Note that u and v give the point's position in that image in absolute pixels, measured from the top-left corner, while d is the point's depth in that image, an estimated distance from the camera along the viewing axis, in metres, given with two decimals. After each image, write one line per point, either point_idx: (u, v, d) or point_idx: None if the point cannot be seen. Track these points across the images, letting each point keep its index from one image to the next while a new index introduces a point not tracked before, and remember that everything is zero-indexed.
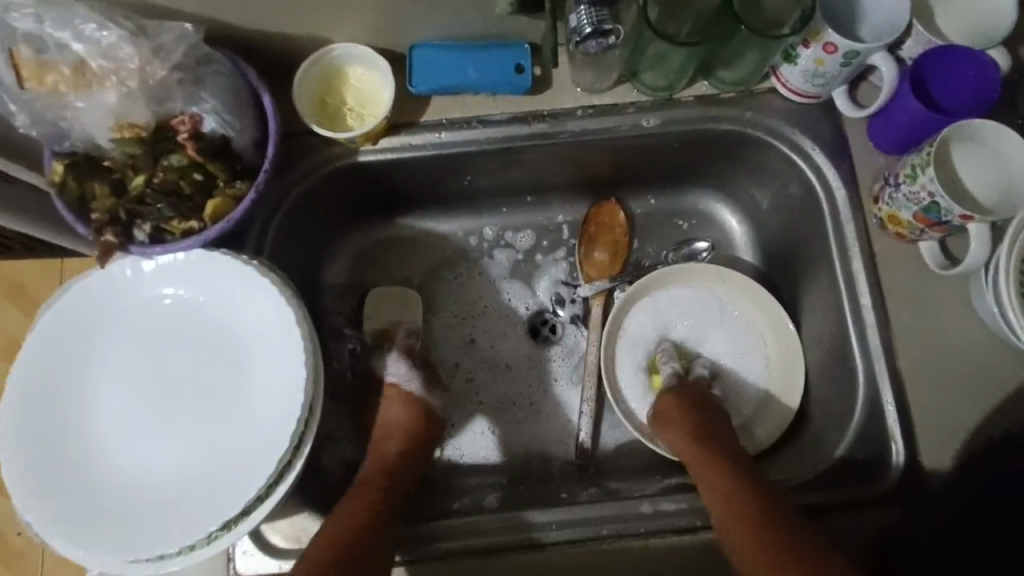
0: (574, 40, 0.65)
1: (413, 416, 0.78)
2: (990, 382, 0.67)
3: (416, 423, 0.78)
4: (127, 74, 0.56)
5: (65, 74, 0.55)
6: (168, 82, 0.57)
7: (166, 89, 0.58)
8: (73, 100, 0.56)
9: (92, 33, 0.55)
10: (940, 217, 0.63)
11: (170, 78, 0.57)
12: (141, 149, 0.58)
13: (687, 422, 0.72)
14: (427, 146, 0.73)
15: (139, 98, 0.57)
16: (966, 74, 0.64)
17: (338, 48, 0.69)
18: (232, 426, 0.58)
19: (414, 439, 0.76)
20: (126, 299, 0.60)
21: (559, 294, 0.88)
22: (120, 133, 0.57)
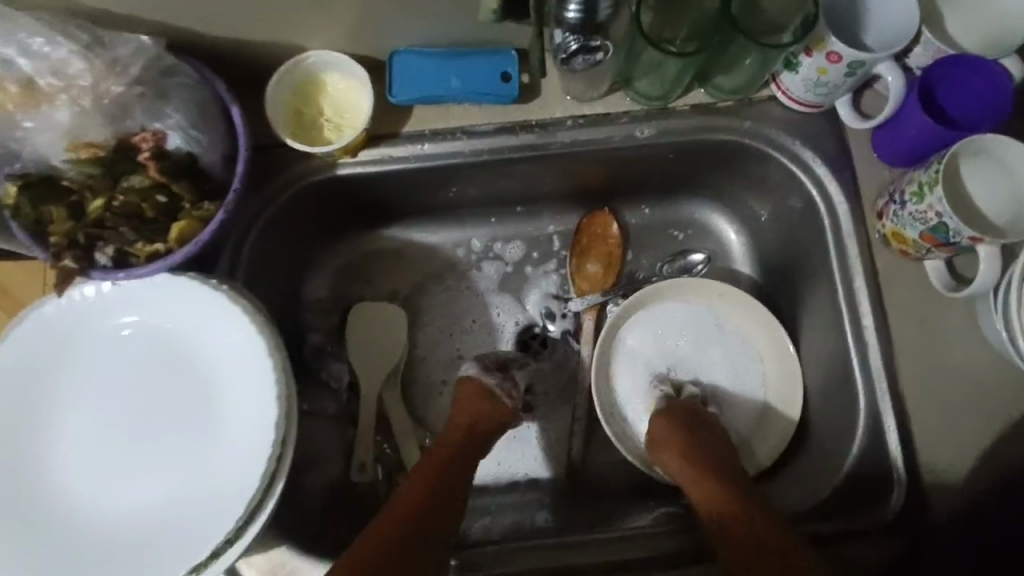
0: (560, 58, 0.61)
1: (485, 399, 0.71)
2: (998, 408, 0.64)
3: (489, 408, 0.70)
4: (79, 91, 0.52)
5: (12, 92, 0.52)
6: (126, 98, 0.54)
7: (123, 105, 0.54)
8: (22, 121, 0.53)
9: (38, 48, 0.51)
10: (948, 237, 0.59)
11: (128, 93, 0.54)
12: (99, 170, 0.55)
13: (683, 441, 0.68)
14: (409, 158, 0.69)
15: (95, 116, 0.54)
16: (976, 84, 0.60)
17: (313, 56, 0.65)
18: (200, 463, 0.55)
19: (486, 427, 0.70)
20: (87, 328, 0.57)
21: (549, 308, 0.83)
22: (75, 153, 0.54)
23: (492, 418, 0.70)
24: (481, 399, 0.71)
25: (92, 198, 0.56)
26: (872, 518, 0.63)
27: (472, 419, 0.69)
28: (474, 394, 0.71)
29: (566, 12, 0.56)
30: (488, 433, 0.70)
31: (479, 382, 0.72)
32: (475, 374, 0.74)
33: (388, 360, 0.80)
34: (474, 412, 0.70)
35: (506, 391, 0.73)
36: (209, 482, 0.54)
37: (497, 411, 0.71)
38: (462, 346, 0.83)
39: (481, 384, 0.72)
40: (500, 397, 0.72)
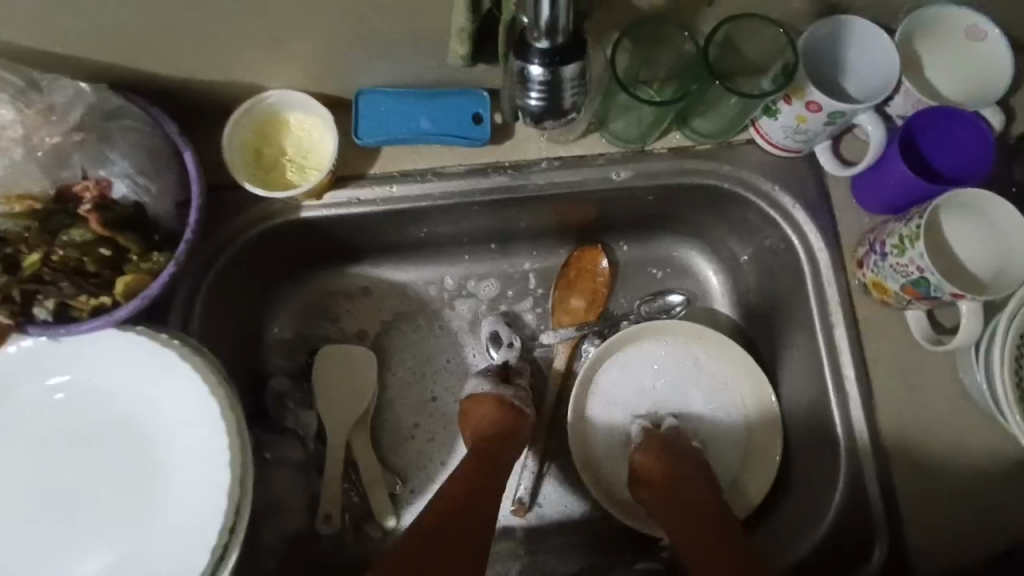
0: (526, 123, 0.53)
1: (504, 408, 0.72)
2: (981, 462, 0.62)
3: (511, 417, 0.71)
4: (9, 142, 0.50)
5: None
6: (63, 147, 0.51)
7: (62, 154, 0.51)
8: None
9: None
10: (930, 292, 0.58)
11: (64, 142, 0.51)
12: (35, 223, 0.51)
13: (668, 468, 0.67)
14: (377, 200, 0.66)
15: (32, 167, 0.50)
16: (961, 136, 0.59)
17: (273, 95, 0.62)
18: (142, 535, 0.51)
19: (511, 435, 0.70)
20: (20, 389, 0.53)
21: (496, 333, 0.80)
22: (10, 205, 0.51)
23: (516, 427, 0.71)
24: (504, 410, 0.71)
25: (26, 250, 0.52)
26: None
27: (493, 432, 0.69)
28: (496, 405, 0.72)
29: (526, 100, 0.50)
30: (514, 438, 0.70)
31: (496, 394, 0.73)
32: (488, 391, 0.73)
33: (356, 403, 0.76)
34: (499, 423, 0.70)
35: (521, 399, 0.73)
36: (153, 555, 0.51)
37: (518, 421, 0.71)
38: (436, 386, 0.80)
39: (498, 396, 0.72)
40: (522, 403, 0.73)
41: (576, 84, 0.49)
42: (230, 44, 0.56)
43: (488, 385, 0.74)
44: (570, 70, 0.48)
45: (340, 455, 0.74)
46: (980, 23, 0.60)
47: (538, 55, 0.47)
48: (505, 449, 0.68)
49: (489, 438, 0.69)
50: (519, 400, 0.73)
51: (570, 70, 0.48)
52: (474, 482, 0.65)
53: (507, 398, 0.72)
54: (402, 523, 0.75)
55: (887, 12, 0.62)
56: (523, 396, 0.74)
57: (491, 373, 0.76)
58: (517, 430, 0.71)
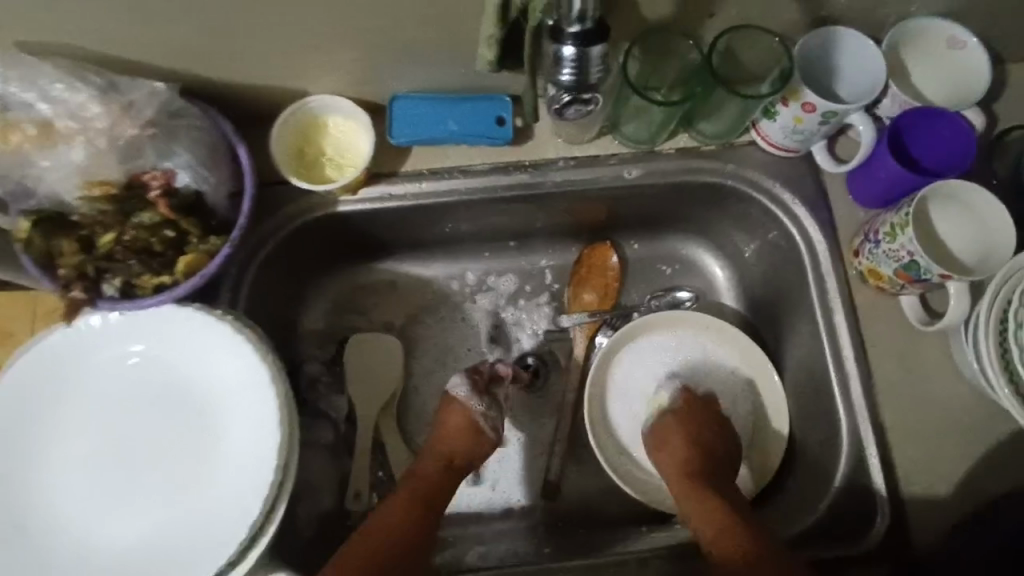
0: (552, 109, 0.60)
1: (471, 431, 0.74)
2: (974, 436, 0.66)
3: (476, 439, 0.74)
4: (95, 133, 0.55)
5: (31, 132, 0.54)
6: (140, 139, 0.56)
7: (137, 146, 0.57)
8: (39, 160, 0.55)
9: (58, 92, 0.54)
10: (920, 275, 0.63)
11: (141, 134, 0.56)
12: (111, 206, 0.57)
13: (693, 427, 0.74)
14: (407, 196, 0.72)
15: (109, 157, 0.56)
16: (942, 134, 0.65)
17: (315, 100, 0.68)
18: (199, 490, 0.56)
19: (468, 457, 0.74)
20: (90, 358, 0.59)
21: None
22: (89, 190, 0.56)
23: (476, 450, 0.74)
24: (470, 431, 0.74)
25: (100, 231, 0.58)
26: (857, 546, 0.64)
27: (453, 453, 0.73)
28: (465, 427, 0.74)
29: (558, 77, 0.55)
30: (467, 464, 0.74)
31: (471, 409, 0.75)
32: (466, 401, 0.75)
33: (383, 389, 0.82)
34: (459, 447, 0.74)
35: (489, 422, 0.75)
36: (207, 509, 0.56)
37: (480, 446, 0.75)
38: (458, 374, 0.85)
39: (469, 415, 0.75)
40: (490, 426, 0.76)
41: (601, 63, 0.55)
42: (283, 52, 0.62)
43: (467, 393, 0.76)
44: (597, 49, 0.53)
45: (369, 436, 0.79)
46: (960, 32, 0.66)
47: (571, 37, 0.53)
48: (455, 475, 0.73)
49: (447, 459, 0.73)
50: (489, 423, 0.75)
51: (596, 50, 0.53)
52: (420, 504, 0.69)
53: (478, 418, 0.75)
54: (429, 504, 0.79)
55: (876, 22, 0.68)
56: (496, 418, 0.76)
57: (472, 380, 0.77)
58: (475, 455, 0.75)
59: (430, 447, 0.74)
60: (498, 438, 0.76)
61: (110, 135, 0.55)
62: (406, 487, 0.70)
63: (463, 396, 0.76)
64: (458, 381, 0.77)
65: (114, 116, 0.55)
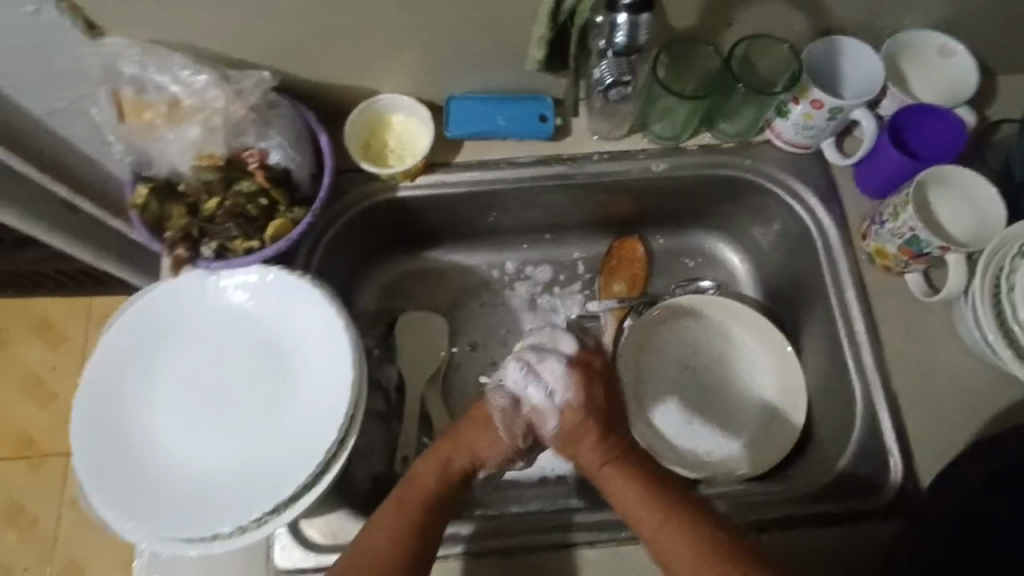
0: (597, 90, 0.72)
1: (487, 430, 0.66)
2: (981, 400, 0.72)
3: (490, 438, 0.66)
4: (213, 112, 0.67)
5: (162, 110, 0.68)
6: (245, 119, 0.67)
7: (243, 124, 0.68)
8: (164, 132, 0.68)
9: (189, 77, 0.66)
10: (922, 249, 0.70)
11: (247, 116, 0.67)
12: (217, 176, 0.69)
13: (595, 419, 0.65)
14: (460, 183, 0.81)
15: (220, 133, 0.68)
16: (937, 127, 0.73)
17: (383, 99, 0.78)
18: (280, 423, 0.64)
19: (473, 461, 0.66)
20: (186, 310, 0.67)
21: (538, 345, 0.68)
22: (200, 161, 0.68)
23: (485, 451, 0.66)
24: (488, 432, 0.66)
25: (207, 199, 0.69)
26: (873, 500, 0.68)
27: (456, 455, 0.66)
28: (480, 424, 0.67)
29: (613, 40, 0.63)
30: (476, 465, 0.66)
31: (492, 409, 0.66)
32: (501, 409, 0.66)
33: (430, 362, 0.89)
34: (471, 447, 0.66)
35: (507, 424, 0.66)
36: (285, 439, 0.63)
37: (493, 447, 0.66)
38: (497, 354, 0.92)
39: (488, 412, 0.67)
40: (507, 433, 0.66)
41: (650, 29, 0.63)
42: (361, 55, 0.73)
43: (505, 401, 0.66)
44: (645, 16, 0.62)
45: (416, 405, 0.87)
46: (949, 42, 0.75)
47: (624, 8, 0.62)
48: (458, 480, 0.65)
49: (447, 463, 0.65)
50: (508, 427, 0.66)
51: (645, 17, 0.62)
52: (417, 515, 0.61)
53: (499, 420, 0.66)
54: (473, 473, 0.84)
55: (875, 33, 0.77)
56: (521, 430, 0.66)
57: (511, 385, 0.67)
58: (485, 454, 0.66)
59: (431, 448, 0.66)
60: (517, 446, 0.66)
61: (224, 116, 0.67)
62: (401, 493, 0.63)
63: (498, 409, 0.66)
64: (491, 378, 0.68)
65: (228, 98, 0.67)
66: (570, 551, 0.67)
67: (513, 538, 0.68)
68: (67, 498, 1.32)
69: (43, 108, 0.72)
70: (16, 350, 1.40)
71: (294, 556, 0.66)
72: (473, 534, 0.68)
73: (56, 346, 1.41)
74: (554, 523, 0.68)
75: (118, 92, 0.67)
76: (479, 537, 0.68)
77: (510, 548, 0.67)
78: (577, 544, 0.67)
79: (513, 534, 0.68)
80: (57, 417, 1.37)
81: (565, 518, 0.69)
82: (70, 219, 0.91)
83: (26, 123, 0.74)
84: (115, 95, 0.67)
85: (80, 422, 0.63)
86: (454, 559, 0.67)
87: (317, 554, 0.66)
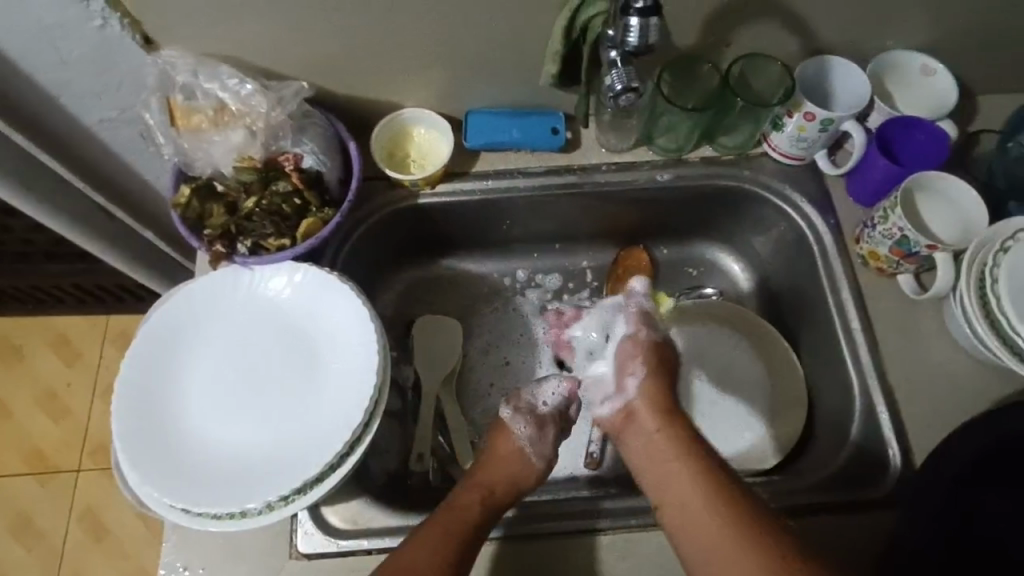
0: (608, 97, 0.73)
1: (518, 459, 0.72)
2: (973, 393, 0.75)
3: (523, 467, 0.71)
4: (256, 117, 0.73)
5: (208, 115, 0.74)
6: (282, 124, 0.74)
7: (281, 128, 0.74)
8: (211, 136, 0.74)
9: (235, 85, 0.73)
10: (911, 248, 0.75)
11: (284, 121, 0.74)
12: (255, 177, 0.75)
13: (663, 381, 0.73)
14: (477, 191, 0.86)
15: (259, 138, 0.74)
16: (919, 138, 0.79)
17: (407, 112, 0.84)
18: (308, 409, 0.68)
19: (512, 493, 0.69)
20: (224, 304, 0.72)
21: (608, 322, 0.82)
22: (241, 163, 0.74)
23: (519, 480, 0.71)
24: (521, 468, 0.71)
25: (245, 198, 0.75)
26: (876, 489, 0.70)
27: (493, 484, 0.69)
28: (503, 454, 0.72)
29: (626, 38, 0.66)
30: (512, 496, 0.69)
31: (520, 440, 0.73)
32: (520, 434, 0.74)
33: (445, 363, 0.92)
34: (504, 476, 0.70)
35: (535, 449, 0.73)
36: (312, 424, 0.67)
37: (527, 474, 0.71)
38: (511, 356, 0.95)
39: (512, 442, 0.73)
40: (538, 459, 0.73)
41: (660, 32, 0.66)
42: (387, 71, 0.79)
43: (518, 421, 0.75)
44: (655, 20, 0.65)
45: (431, 405, 0.89)
46: (929, 62, 0.82)
47: (636, 12, 0.65)
48: (496, 509, 0.67)
49: (486, 491, 0.68)
50: (535, 452, 0.73)
51: (655, 21, 0.65)
52: (458, 532, 0.63)
53: (524, 449, 0.73)
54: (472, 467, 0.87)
55: (861, 54, 0.84)
56: (549, 450, 0.74)
57: (528, 414, 0.75)
58: (519, 483, 0.70)
59: (474, 479, 0.69)
60: (550, 467, 0.74)
61: (265, 120, 0.73)
62: (440, 513, 0.64)
63: (524, 443, 0.73)
64: (507, 411, 0.76)
65: (270, 105, 0.73)
66: (587, 537, 0.69)
67: (537, 523, 0.70)
68: (76, 512, 1.29)
69: (93, 117, 0.78)
70: (33, 364, 1.40)
71: (315, 540, 0.68)
72: (510, 520, 0.70)
73: (71, 361, 1.40)
74: (579, 509, 0.71)
75: (170, 99, 0.73)
76: (513, 524, 0.70)
77: (540, 532, 0.69)
78: (600, 530, 0.69)
79: (540, 518, 0.70)
80: (71, 431, 1.35)
81: (593, 505, 0.71)
82: (107, 228, 0.97)
83: (78, 133, 0.80)
84: (167, 101, 0.73)
85: (119, 406, 0.66)
86: (491, 543, 0.69)
87: (338, 538, 0.68)
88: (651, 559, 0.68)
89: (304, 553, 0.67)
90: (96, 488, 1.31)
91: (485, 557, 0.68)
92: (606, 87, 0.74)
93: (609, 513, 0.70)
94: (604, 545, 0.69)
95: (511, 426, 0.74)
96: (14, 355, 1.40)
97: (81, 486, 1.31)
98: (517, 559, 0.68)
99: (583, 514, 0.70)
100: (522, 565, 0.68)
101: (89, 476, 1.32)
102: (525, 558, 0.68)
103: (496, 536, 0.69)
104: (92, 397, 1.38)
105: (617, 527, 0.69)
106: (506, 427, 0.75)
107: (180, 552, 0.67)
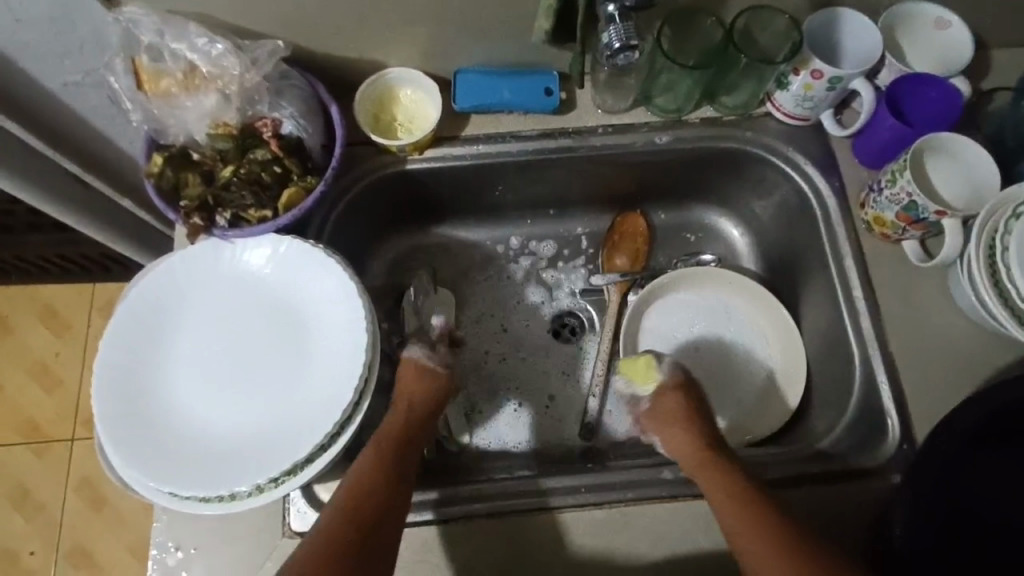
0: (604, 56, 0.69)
1: (419, 371, 0.74)
2: (974, 361, 0.74)
3: (430, 375, 0.74)
4: (230, 79, 0.69)
5: (178, 78, 0.69)
6: (258, 88, 0.70)
7: (256, 91, 0.70)
8: (183, 100, 0.70)
9: (204, 45, 0.68)
10: (919, 215, 0.72)
11: (261, 83, 0.69)
12: (231, 143, 0.71)
13: (688, 432, 0.69)
14: (465, 157, 0.82)
15: (234, 102, 0.70)
16: (931, 96, 0.76)
17: (391, 72, 0.79)
18: (296, 388, 0.66)
19: (431, 400, 0.73)
20: (206, 280, 0.69)
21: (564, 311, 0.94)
22: (215, 130, 0.71)
23: (436, 388, 0.73)
24: (426, 372, 0.74)
25: (222, 167, 0.72)
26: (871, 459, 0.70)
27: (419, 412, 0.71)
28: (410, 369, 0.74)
29: None
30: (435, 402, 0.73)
31: (416, 358, 0.75)
32: (422, 359, 0.75)
33: None
34: (414, 389, 0.73)
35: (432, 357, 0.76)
36: (303, 404, 0.65)
37: (438, 379, 0.74)
38: (507, 322, 0.93)
39: (412, 362, 0.75)
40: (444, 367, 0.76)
41: None
42: (370, 28, 0.74)
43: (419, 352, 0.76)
44: None
45: None
46: (944, 15, 0.77)
47: None
48: (423, 425, 0.70)
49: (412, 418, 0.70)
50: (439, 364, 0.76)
51: None
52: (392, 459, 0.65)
53: (431, 365, 0.74)
54: (472, 440, 0.86)
55: (873, 4, 0.79)
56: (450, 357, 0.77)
57: (423, 343, 0.78)
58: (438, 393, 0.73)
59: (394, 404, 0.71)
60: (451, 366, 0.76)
61: (239, 83, 0.69)
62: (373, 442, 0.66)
63: (421, 357, 0.75)
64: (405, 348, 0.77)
65: (244, 66, 0.68)
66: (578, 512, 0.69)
67: (511, 498, 0.69)
68: (73, 482, 1.29)
69: (58, 81, 0.73)
70: (21, 336, 1.37)
71: (308, 518, 0.67)
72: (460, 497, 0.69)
73: (60, 332, 1.38)
74: (565, 485, 0.70)
75: (135, 60, 0.68)
76: (455, 500, 0.69)
77: (511, 507, 0.68)
78: (562, 508, 0.69)
79: (520, 495, 0.69)
80: (63, 403, 1.34)
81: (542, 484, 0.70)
82: (82, 198, 0.92)
83: (41, 99, 0.75)
84: (132, 62, 0.68)
85: (100, 388, 0.64)
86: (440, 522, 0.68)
87: None
88: (648, 533, 0.68)
89: (298, 530, 0.67)
90: (90, 459, 1.31)
91: (486, 532, 0.68)
92: (602, 45, 0.70)
93: (583, 490, 0.70)
94: (598, 519, 0.68)
95: (406, 355, 0.76)
96: (2, 328, 1.38)
97: (76, 457, 1.31)
98: (516, 533, 0.68)
99: (534, 494, 0.69)
100: (516, 541, 0.68)
101: (84, 446, 1.31)
102: (516, 534, 0.68)
103: (484, 512, 0.68)
104: (82, 368, 1.36)
105: (585, 505, 0.69)
106: (411, 360, 0.75)
107: (172, 532, 0.66)
